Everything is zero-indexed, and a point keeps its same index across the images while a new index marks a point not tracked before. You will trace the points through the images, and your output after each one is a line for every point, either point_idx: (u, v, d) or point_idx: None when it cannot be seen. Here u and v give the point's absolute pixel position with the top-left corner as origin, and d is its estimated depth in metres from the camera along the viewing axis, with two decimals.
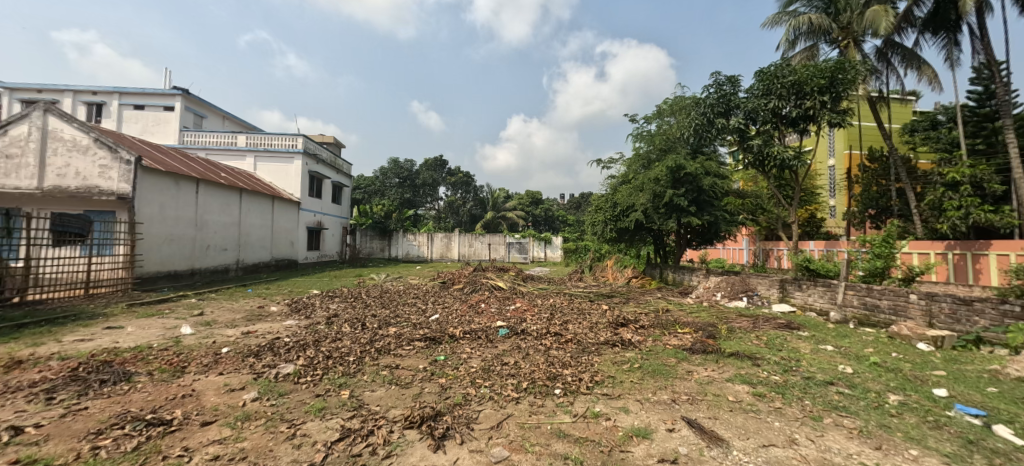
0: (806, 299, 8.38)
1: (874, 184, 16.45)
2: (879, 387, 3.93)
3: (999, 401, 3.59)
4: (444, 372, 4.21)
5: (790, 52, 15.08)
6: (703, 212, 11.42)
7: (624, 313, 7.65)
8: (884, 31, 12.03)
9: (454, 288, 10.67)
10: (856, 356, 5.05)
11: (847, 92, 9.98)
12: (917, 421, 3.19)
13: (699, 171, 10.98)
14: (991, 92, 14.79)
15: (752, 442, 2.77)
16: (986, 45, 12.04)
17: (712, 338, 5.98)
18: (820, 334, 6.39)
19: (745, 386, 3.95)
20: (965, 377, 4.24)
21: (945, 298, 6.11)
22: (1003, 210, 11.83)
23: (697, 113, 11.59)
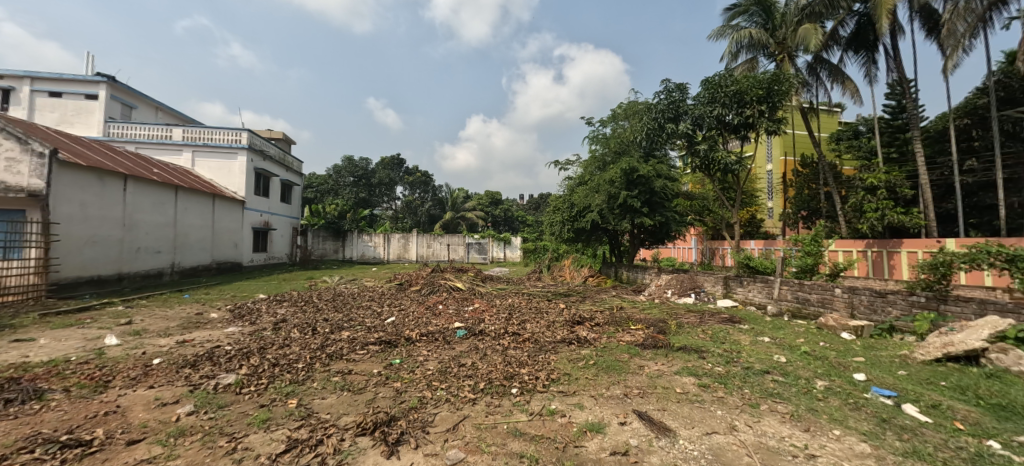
0: (747, 294, 8.97)
1: (806, 188, 17.85)
2: (808, 374, 4.28)
3: (908, 383, 4.01)
4: (399, 376, 4.12)
5: (733, 63, 16.04)
6: (655, 212, 11.89)
7: (580, 311, 7.83)
8: (813, 48, 13.10)
9: (412, 290, 10.47)
10: (790, 346, 5.47)
11: (782, 102, 10.79)
12: (840, 403, 3.50)
13: (652, 174, 11.41)
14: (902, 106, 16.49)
15: (696, 431, 2.93)
16: (898, 64, 13.41)
17: (662, 333, 6.26)
18: (759, 327, 6.86)
19: (692, 378, 4.16)
20: (880, 362, 4.70)
21: (864, 291, 6.75)
22: (912, 212, 13.22)
23: (649, 118, 12.05)
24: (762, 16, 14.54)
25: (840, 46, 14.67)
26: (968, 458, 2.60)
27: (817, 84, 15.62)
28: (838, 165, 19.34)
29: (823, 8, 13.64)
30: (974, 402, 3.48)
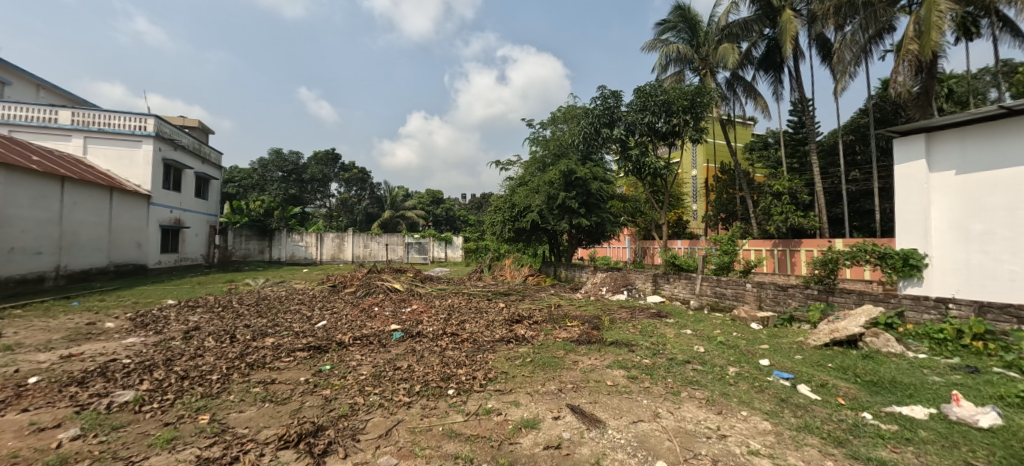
0: (673, 290, 9.64)
1: (724, 192, 19.53)
2: (722, 362, 4.70)
3: (803, 366, 4.54)
4: (329, 383, 3.92)
5: (663, 75, 17.15)
6: (592, 213, 12.36)
7: (519, 309, 7.94)
8: (731, 65, 14.37)
9: (346, 292, 9.98)
10: (708, 337, 5.96)
11: (704, 113, 11.73)
12: (747, 387, 3.88)
13: (588, 176, 11.84)
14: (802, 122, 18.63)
15: (624, 420, 3.09)
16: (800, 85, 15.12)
17: (596, 329, 6.55)
18: (682, 320, 7.41)
19: (622, 370, 4.39)
20: (782, 348, 5.27)
21: (770, 286, 7.55)
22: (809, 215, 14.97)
23: (586, 123, 12.56)
24: (688, 32, 15.69)
25: (753, 65, 16.23)
26: (846, 429, 3.00)
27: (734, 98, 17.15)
28: (751, 173, 21.40)
29: (739, 29, 15.02)
30: (854, 380, 4.03)
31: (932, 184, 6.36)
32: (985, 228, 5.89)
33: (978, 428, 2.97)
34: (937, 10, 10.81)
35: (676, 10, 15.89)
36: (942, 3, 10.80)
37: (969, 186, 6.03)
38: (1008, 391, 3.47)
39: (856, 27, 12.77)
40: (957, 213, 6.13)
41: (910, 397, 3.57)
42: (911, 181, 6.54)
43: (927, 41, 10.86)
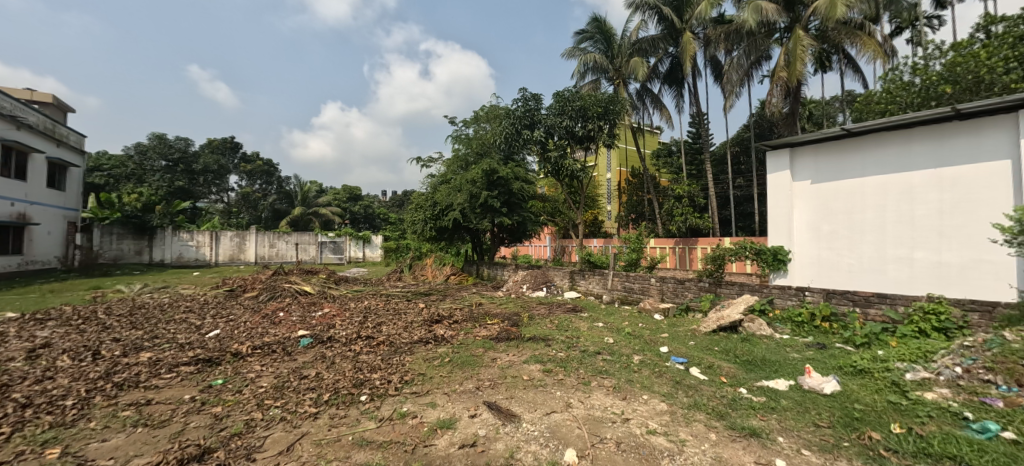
0: (588, 286, 10.20)
1: (634, 195, 21.09)
2: (629, 351, 5.09)
3: (695, 350, 5.09)
4: (220, 400, 3.51)
5: (581, 82, 18.07)
6: (513, 213, 12.59)
7: (440, 309, 7.84)
8: (640, 77, 15.59)
9: (246, 297, 9.02)
10: (618, 329, 6.41)
11: (616, 120, 12.54)
12: (648, 372, 4.25)
13: (510, 176, 12.04)
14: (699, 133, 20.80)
15: (538, 413, 3.21)
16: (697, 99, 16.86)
17: (515, 325, 6.70)
18: (595, 314, 7.89)
19: (538, 365, 4.54)
20: (679, 336, 5.85)
21: (670, 280, 8.33)
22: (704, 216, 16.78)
23: (507, 123, 12.79)
24: (604, 44, 16.72)
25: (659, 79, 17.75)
26: (727, 403, 3.42)
27: (643, 108, 18.59)
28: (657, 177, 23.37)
29: (648, 45, 16.33)
30: (734, 360, 4.61)
31: (795, 192, 7.50)
32: (832, 228, 7.06)
33: (823, 394, 3.57)
34: (801, 44, 12.75)
35: (593, 21, 16.85)
36: (805, 39, 12.74)
37: (821, 193, 7.19)
38: (846, 362, 4.21)
39: (741, 52, 14.55)
40: (813, 217, 7.30)
41: (776, 372, 4.18)
42: (780, 189, 7.64)
43: (794, 70, 12.76)
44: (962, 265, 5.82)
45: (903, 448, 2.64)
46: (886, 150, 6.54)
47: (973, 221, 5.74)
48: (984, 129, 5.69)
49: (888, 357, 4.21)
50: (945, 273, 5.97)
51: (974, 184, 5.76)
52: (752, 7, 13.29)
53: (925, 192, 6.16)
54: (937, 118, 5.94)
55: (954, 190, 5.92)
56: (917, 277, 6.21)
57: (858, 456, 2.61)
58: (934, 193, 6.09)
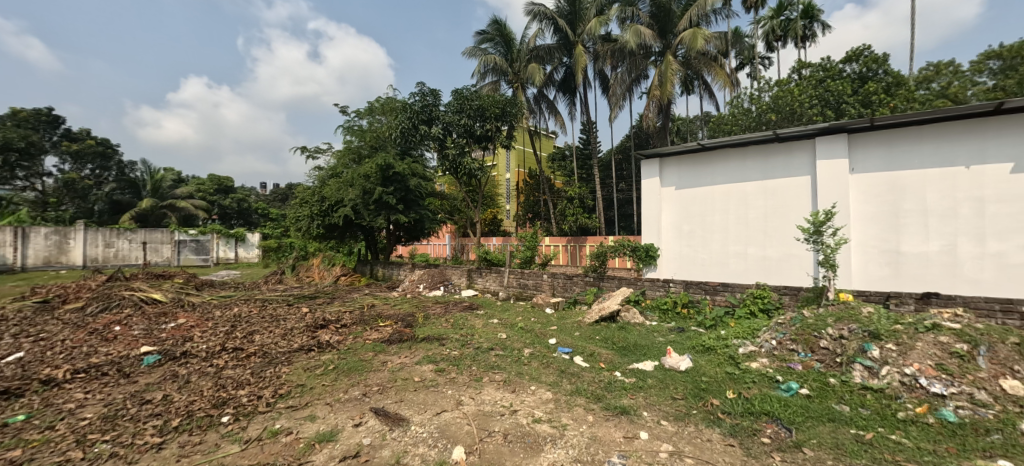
0: (485, 284, 10.37)
1: (531, 195, 22.02)
2: (520, 345, 5.31)
3: (580, 340, 5.51)
4: (20, 441, 2.78)
5: (481, 82, 18.37)
6: (410, 210, 12.13)
7: (326, 313, 7.24)
8: (537, 83, 16.34)
9: (66, 309, 7.25)
10: (511, 324, 6.63)
11: (512, 122, 12.93)
12: (537, 364, 4.48)
13: (407, 172, 11.63)
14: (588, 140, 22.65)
15: (428, 414, 3.16)
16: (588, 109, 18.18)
17: (409, 326, 6.52)
18: (491, 311, 8.05)
19: (430, 365, 4.48)
20: (566, 328, 6.28)
21: (560, 275, 8.88)
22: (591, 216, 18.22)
23: (404, 117, 12.29)
24: (504, 47, 17.14)
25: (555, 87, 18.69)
26: (604, 386, 3.78)
27: (540, 113, 19.43)
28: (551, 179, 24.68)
29: (544, 53, 17.14)
30: (612, 347, 5.11)
31: (663, 197, 8.58)
32: (690, 228, 8.23)
33: (679, 370, 4.14)
34: (671, 68, 14.56)
35: (493, 24, 17.16)
36: (674, 64, 14.58)
37: (682, 198, 8.33)
38: (698, 342, 4.95)
39: (624, 69, 16.12)
40: (676, 218, 8.42)
41: (645, 355, 4.73)
42: (651, 194, 8.67)
43: (666, 90, 14.52)
44: (780, 258, 7.19)
45: (735, 410, 3.18)
46: (729, 163, 7.80)
47: (786, 223, 7.12)
48: (794, 151, 7.08)
49: (727, 335, 5.05)
50: (768, 265, 7.31)
51: (787, 193, 7.14)
52: (633, 30, 14.79)
53: (755, 199, 7.48)
54: (763, 140, 7.26)
55: (774, 198, 7.28)
56: (750, 268, 7.52)
57: (703, 421, 3.07)
58: (761, 200, 7.42)
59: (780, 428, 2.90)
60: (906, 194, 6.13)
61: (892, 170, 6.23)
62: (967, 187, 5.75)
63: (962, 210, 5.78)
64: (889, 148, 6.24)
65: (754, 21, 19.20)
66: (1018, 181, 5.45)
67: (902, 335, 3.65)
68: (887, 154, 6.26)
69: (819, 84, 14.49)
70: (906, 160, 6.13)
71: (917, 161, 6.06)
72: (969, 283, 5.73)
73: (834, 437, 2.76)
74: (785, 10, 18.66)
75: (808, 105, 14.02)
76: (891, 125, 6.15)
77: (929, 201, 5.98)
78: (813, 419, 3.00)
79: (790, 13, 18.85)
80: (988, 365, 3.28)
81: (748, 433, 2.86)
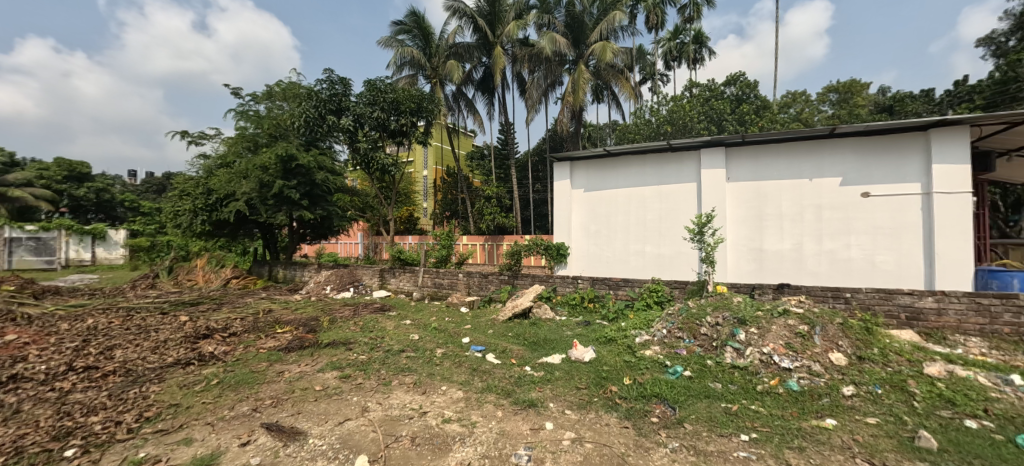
0: (398, 284, 10.00)
1: (449, 193, 21.77)
2: (433, 345, 5.23)
3: (493, 338, 5.59)
4: None
5: (397, 75, 17.70)
6: (316, 206, 11.19)
7: (212, 321, 6.42)
8: (456, 80, 16.19)
9: None
10: (425, 325, 6.50)
11: (429, 118, 12.56)
12: (449, 364, 4.45)
13: (312, 165, 10.66)
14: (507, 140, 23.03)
15: (329, 424, 2.97)
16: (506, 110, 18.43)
17: (313, 332, 6.05)
18: (403, 312, 7.79)
19: (335, 371, 4.21)
20: (480, 326, 6.32)
21: (476, 274, 8.91)
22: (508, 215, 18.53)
23: (308, 105, 11.13)
24: (422, 40, 16.74)
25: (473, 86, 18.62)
26: (514, 381, 3.88)
27: (458, 111, 19.22)
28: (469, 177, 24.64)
29: (463, 51, 17.01)
30: (523, 343, 5.26)
31: (573, 198, 9.05)
32: (597, 228, 8.79)
33: (584, 361, 4.41)
34: (583, 77, 15.38)
35: (411, 15, 16.66)
36: (586, 73, 15.41)
37: (590, 200, 8.86)
38: (601, 334, 5.32)
39: (540, 74, 16.64)
40: (584, 219, 8.93)
41: (553, 349, 4.96)
42: (562, 195, 9.09)
43: (578, 97, 15.31)
44: (672, 255, 8.00)
45: (630, 394, 3.47)
46: (630, 168, 8.46)
47: (677, 224, 7.95)
48: (684, 159, 7.91)
49: (627, 327, 5.50)
50: (662, 262, 8.09)
51: (678, 197, 7.96)
52: (549, 37, 15.33)
53: (652, 202, 8.22)
54: (658, 149, 8.01)
55: (667, 202, 8.07)
56: (647, 265, 8.25)
57: (602, 407, 3.31)
58: (657, 203, 8.18)
59: (667, 408, 3.24)
60: (767, 201, 7.21)
61: (758, 180, 7.27)
62: (811, 196, 6.92)
63: (806, 215, 6.96)
64: (755, 161, 7.28)
65: (654, 41, 21.09)
66: (845, 192, 6.70)
67: (762, 320, 4.29)
68: (754, 166, 7.30)
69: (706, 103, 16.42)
70: (768, 172, 7.20)
71: (776, 173, 7.15)
72: (810, 275, 6.92)
73: (708, 411, 3.16)
74: (680, 34, 20.79)
75: (697, 120, 15.85)
76: (757, 141, 7.18)
77: (784, 207, 7.10)
78: (694, 397, 3.40)
79: (684, 37, 21.05)
80: (822, 342, 4.00)
81: (640, 415, 3.15)
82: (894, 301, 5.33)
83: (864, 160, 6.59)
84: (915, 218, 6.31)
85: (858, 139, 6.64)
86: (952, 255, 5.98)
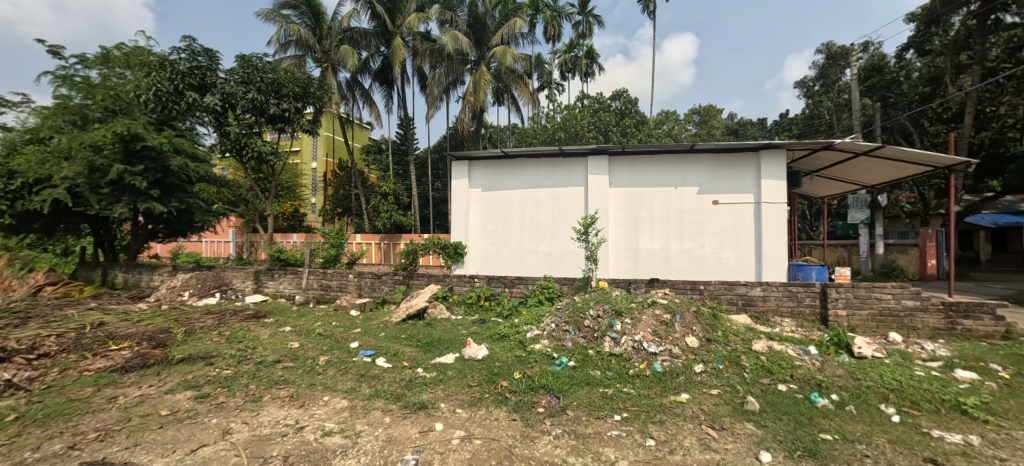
0: (277, 287, 8.97)
1: (340, 188, 20.22)
2: (315, 353, 4.80)
3: (384, 341, 5.33)
4: None
5: (281, 54, 16.00)
6: (170, 198, 9.50)
7: (12, 340, 5.03)
8: (349, 67, 15.14)
9: None
10: (308, 331, 5.95)
11: (316, 104, 11.20)
12: (334, 372, 4.13)
13: (164, 148, 8.95)
14: (406, 136, 22.33)
15: (178, 454, 2.54)
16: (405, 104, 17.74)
17: (161, 347, 5.10)
18: (283, 318, 7.01)
19: (189, 392, 3.61)
20: (370, 330, 5.99)
21: (368, 274, 8.40)
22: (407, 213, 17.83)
23: (161, 77, 9.36)
24: (312, 19, 15.41)
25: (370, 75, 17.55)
26: (404, 385, 3.76)
27: (353, 101, 17.98)
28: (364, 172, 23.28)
29: (359, 37, 15.96)
30: (417, 345, 5.12)
31: (470, 197, 9.09)
32: (494, 228, 8.95)
33: (476, 359, 4.46)
34: (484, 78, 15.53)
35: None
36: (487, 74, 15.58)
37: (487, 199, 8.99)
38: (494, 332, 5.43)
39: (441, 71, 16.36)
40: (482, 218, 9.03)
41: (447, 349, 4.93)
42: (460, 194, 9.07)
43: (479, 97, 15.43)
44: (562, 254, 8.52)
45: (519, 388, 3.60)
46: (525, 171, 8.76)
47: (567, 225, 8.49)
48: (573, 165, 8.46)
49: (520, 323, 5.71)
50: (553, 260, 8.56)
51: (568, 200, 8.49)
52: (450, 34, 15.16)
53: (545, 204, 8.64)
54: (552, 153, 8.44)
55: (558, 204, 8.56)
56: (540, 263, 8.66)
57: (493, 402, 3.38)
58: (549, 205, 8.62)
59: (552, 398, 3.43)
60: (642, 205, 8.09)
61: (635, 186, 8.11)
62: (676, 202, 7.95)
63: (672, 218, 7.98)
64: (633, 169, 8.12)
65: (552, 51, 22.22)
66: (701, 200, 7.84)
67: (635, 311, 4.80)
68: (632, 173, 8.13)
69: (594, 113, 17.91)
70: (643, 180, 8.08)
71: (649, 181, 8.06)
72: (675, 270, 7.94)
73: (587, 397, 3.43)
74: (574, 48, 22.23)
75: (587, 129, 17.17)
76: (635, 151, 8.00)
77: (655, 211, 8.04)
78: (576, 385, 3.67)
79: (577, 51, 22.56)
80: (680, 328, 4.60)
81: (528, 406, 3.29)
82: (734, 291, 6.39)
83: (715, 173, 7.78)
84: (749, 222, 7.64)
85: (712, 155, 7.81)
86: (774, 252, 7.40)
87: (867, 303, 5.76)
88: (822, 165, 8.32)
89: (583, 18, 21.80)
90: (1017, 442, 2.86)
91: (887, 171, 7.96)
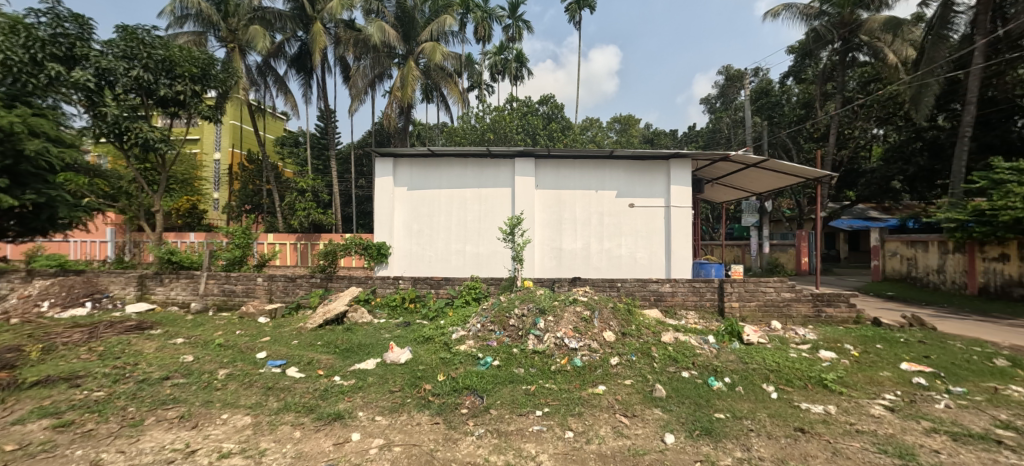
0: (168, 294, 7.92)
1: (249, 183, 18.44)
2: (212, 367, 4.30)
3: (295, 350, 4.92)
4: None
5: (178, 29, 14.22)
6: (23, 188, 7.93)
7: None
8: (260, 50, 13.85)
9: None
10: (205, 342, 5.31)
11: (219, 88, 9.98)
12: (235, 386, 3.73)
13: (17, 127, 7.43)
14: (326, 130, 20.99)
15: None
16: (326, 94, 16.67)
17: (7, 368, 4.23)
18: (174, 329, 6.19)
19: (46, 421, 3.04)
20: (281, 338, 5.52)
21: (279, 277, 7.70)
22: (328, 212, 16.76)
23: (12, 43, 7.78)
24: None
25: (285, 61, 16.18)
26: (318, 395, 3.51)
27: (264, 87, 16.45)
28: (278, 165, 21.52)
29: (272, 18, 14.67)
30: (333, 351, 4.81)
31: (395, 195, 8.75)
32: (419, 228, 8.73)
33: (399, 363, 4.33)
34: (412, 74, 15.07)
35: None
36: (415, 70, 15.13)
37: (413, 198, 8.73)
38: (419, 334, 5.31)
39: (366, 63, 15.51)
40: (407, 217, 8.75)
41: (367, 354, 4.70)
42: (384, 192, 8.69)
43: (406, 93, 14.91)
44: (488, 254, 8.57)
45: (443, 391, 3.54)
46: (452, 169, 8.66)
47: (493, 225, 8.56)
48: (499, 165, 8.53)
49: (445, 324, 5.64)
50: (480, 261, 8.59)
51: (495, 200, 8.55)
52: (376, 25, 14.48)
53: (472, 203, 8.61)
54: (478, 153, 8.41)
55: (485, 204, 8.58)
56: (466, 264, 8.64)
57: (415, 407, 3.29)
58: (476, 205, 8.60)
59: (475, 398, 3.43)
60: (565, 206, 8.42)
61: (558, 188, 8.41)
62: (596, 204, 8.39)
63: (592, 220, 8.41)
64: (556, 170, 8.43)
65: (481, 52, 22.25)
66: (618, 203, 8.36)
67: (556, 308, 4.96)
68: (556, 175, 8.43)
69: (522, 117, 18.33)
70: (566, 182, 8.41)
71: (572, 183, 8.40)
72: (595, 269, 8.37)
73: (509, 395, 3.48)
74: (504, 50, 22.47)
75: (515, 132, 17.48)
76: (559, 155, 8.30)
77: (577, 213, 8.41)
78: (499, 383, 3.71)
79: (507, 54, 22.83)
80: (598, 323, 4.84)
81: (451, 408, 3.26)
82: (647, 287, 6.89)
83: (631, 178, 8.34)
84: (660, 224, 8.31)
85: (628, 161, 8.36)
86: (680, 252, 8.14)
87: (755, 295, 6.55)
88: (721, 173, 9.27)
89: (513, 22, 22.15)
90: (862, 408, 3.44)
91: (771, 181, 9.11)
